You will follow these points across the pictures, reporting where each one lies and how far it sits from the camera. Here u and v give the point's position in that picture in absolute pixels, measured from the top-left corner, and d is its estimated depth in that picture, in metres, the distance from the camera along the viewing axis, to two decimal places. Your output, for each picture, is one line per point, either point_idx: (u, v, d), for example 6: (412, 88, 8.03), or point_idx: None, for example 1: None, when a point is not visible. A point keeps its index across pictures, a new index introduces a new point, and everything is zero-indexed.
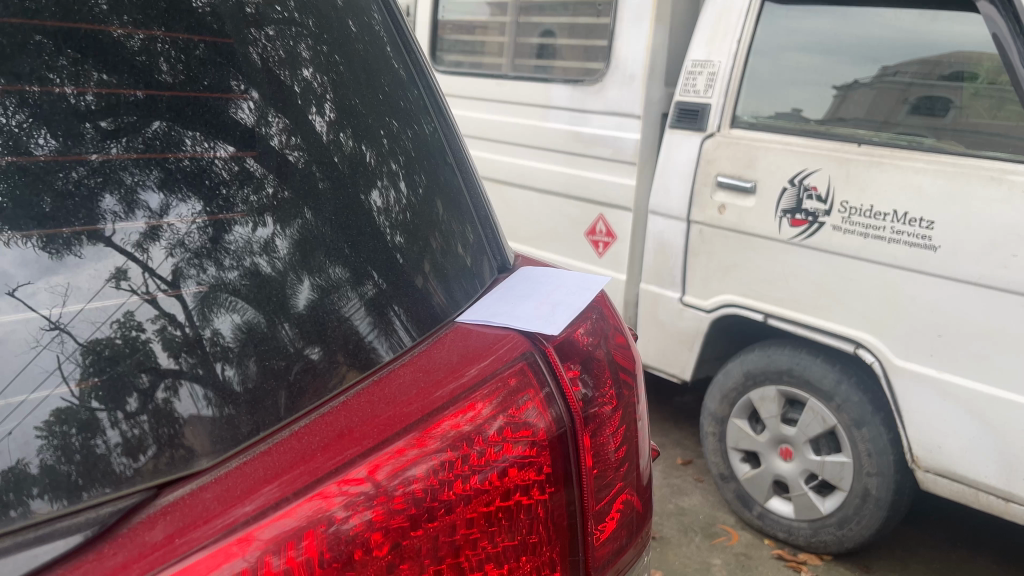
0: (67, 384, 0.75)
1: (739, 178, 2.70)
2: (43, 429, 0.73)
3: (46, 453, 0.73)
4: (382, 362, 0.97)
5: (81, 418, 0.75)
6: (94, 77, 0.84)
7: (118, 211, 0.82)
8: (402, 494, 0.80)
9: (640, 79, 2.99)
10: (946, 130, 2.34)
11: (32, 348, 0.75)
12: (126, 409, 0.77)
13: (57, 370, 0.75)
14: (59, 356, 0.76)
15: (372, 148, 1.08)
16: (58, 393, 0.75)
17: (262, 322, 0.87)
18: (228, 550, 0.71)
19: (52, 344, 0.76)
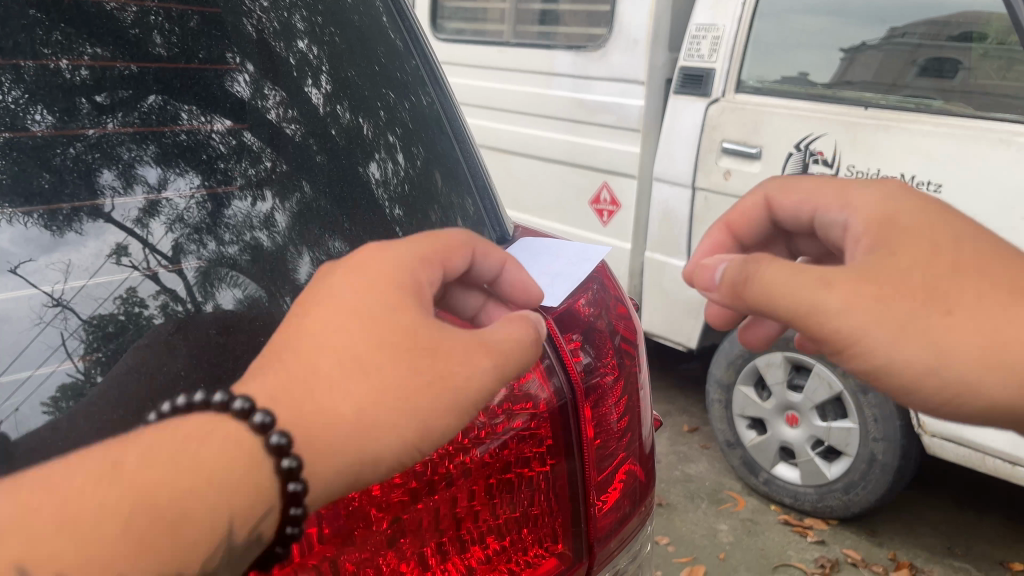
0: (73, 359, 0.76)
1: (745, 144, 2.54)
2: (50, 405, 0.74)
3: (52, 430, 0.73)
4: None
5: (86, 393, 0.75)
6: (87, 52, 0.88)
7: (117, 186, 0.85)
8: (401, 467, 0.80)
9: (643, 44, 2.83)
10: (955, 92, 2.22)
11: (36, 325, 0.76)
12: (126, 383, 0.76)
13: (61, 346, 0.76)
14: (64, 332, 0.77)
15: (369, 119, 1.11)
16: (65, 368, 0.76)
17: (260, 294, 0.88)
18: None
19: (55, 321, 0.77)
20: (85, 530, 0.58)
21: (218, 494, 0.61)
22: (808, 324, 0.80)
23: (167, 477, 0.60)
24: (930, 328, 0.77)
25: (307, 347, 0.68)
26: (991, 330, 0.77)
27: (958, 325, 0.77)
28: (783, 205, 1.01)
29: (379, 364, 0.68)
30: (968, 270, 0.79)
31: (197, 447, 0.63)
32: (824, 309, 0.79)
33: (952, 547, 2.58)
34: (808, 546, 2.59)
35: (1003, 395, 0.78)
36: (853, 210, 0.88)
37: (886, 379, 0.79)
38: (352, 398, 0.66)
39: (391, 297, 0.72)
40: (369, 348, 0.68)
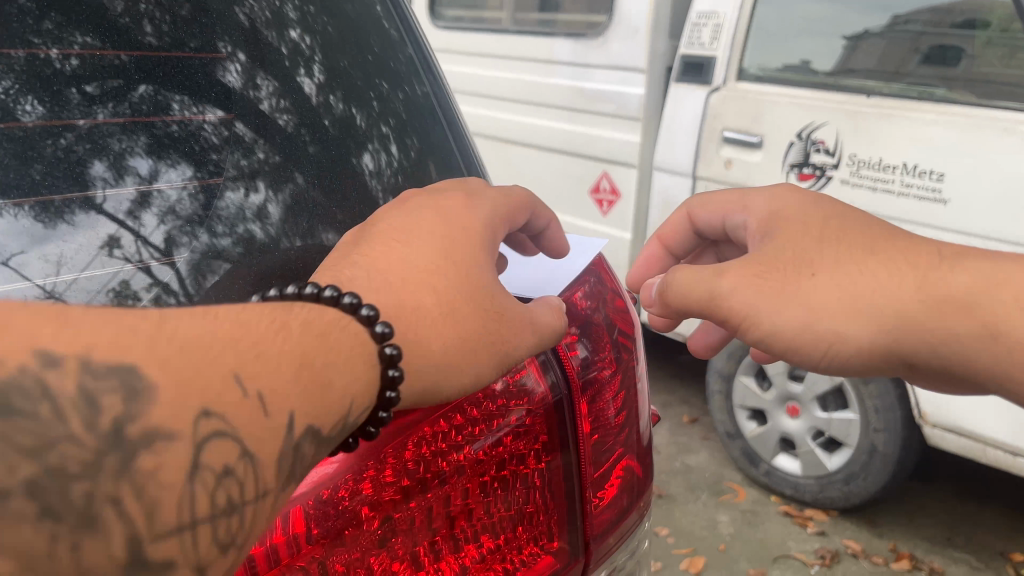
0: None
1: (746, 133, 2.51)
2: None
3: None
4: None
5: None
6: (78, 40, 0.86)
7: (108, 177, 0.84)
8: (392, 465, 0.79)
9: (644, 32, 2.77)
10: (958, 80, 2.15)
11: None
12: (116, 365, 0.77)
13: None
14: None
15: (363, 111, 1.10)
16: None
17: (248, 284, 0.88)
18: None
19: None
20: (271, 365, 0.64)
21: (347, 377, 0.70)
22: (708, 310, 0.96)
23: (322, 346, 0.69)
24: (797, 293, 0.91)
25: (403, 279, 0.80)
26: (848, 287, 0.90)
27: (820, 285, 0.91)
28: (707, 217, 1.14)
29: (465, 309, 0.81)
30: (829, 243, 0.94)
31: (334, 332, 0.71)
32: (718, 294, 0.94)
33: (953, 537, 2.57)
34: (808, 537, 2.59)
35: (870, 341, 0.90)
36: (752, 214, 1.04)
37: (770, 343, 0.93)
38: (442, 339, 0.79)
39: (474, 251, 0.86)
40: (458, 294, 0.81)
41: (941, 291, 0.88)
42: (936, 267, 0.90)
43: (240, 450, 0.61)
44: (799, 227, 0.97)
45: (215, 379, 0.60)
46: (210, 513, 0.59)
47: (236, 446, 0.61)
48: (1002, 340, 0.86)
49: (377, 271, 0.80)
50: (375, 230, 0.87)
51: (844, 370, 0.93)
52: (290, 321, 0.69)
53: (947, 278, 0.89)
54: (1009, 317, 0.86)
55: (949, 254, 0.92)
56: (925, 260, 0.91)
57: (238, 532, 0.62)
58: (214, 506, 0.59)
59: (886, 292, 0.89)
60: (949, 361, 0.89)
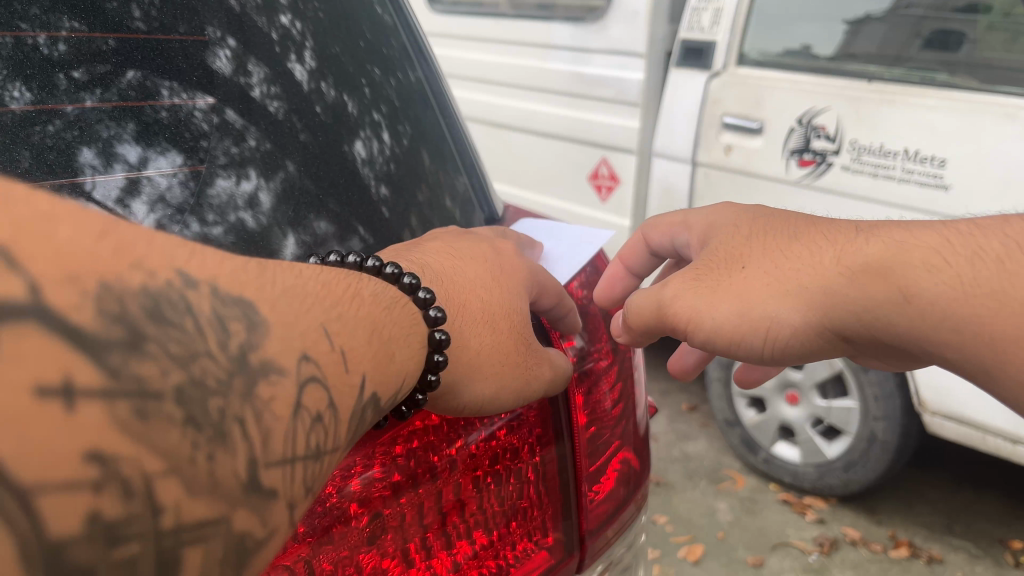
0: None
1: (746, 118, 2.48)
2: None
3: None
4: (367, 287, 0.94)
5: None
6: (65, 25, 0.85)
7: (97, 165, 0.82)
8: (385, 459, 0.78)
9: (643, 17, 2.70)
10: (959, 65, 2.10)
11: None
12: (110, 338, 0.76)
13: None
14: None
15: (354, 97, 1.09)
16: None
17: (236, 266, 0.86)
18: None
19: None
20: (348, 329, 0.68)
21: (403, 354, 0.74)
22: (653, 317, 0.95)
23: (385, 320, 0.74)
24: (726, 286, 0.89)
25: (455, 287, 0.87)
26: (772, 274, 0.87)
27: (748, 273, 0.88)
28: (656, 238, 1.05)
29: (505, 326, 0.87)
30: (760, 236, 0.91)
31: (396, 308, 0.76)
32: (659, 300, 0.94)
33: (952, 524, 2.56)
34: (806, 525, 2.58)
35: (803, 321, 0.84)
36: (691, 229, 1.00)
37: (711, 339, 0.90)
38: (479, 350, 0.84)
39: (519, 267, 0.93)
40: (502, 308, 0.87)
41: (858, 260, 0.82)
42: (854, 238, 0.85)
43: (328, 400, 0.63)
44: (729, 227, 0.95)
45: (310, 331, 0.63)
46: (305, 451, 0.59)
47: (325, 395, 0.62)
48: (918, 302, 0.77)
49: (432, 273, 0.86)
50: (427, 245, 0.93)
51: (803, 354, 0.88)
52: (363, 290, 0.74)
53: (863, 244, 0.83)
54: (921, 274, 0.78)
55: (869, 226, 0.86)
56: (844, 234, 0.86)
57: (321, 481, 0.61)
58: (308, 446, 0.60)
59: (809, 268, 0.85)
60: (880, 332, 0.81)
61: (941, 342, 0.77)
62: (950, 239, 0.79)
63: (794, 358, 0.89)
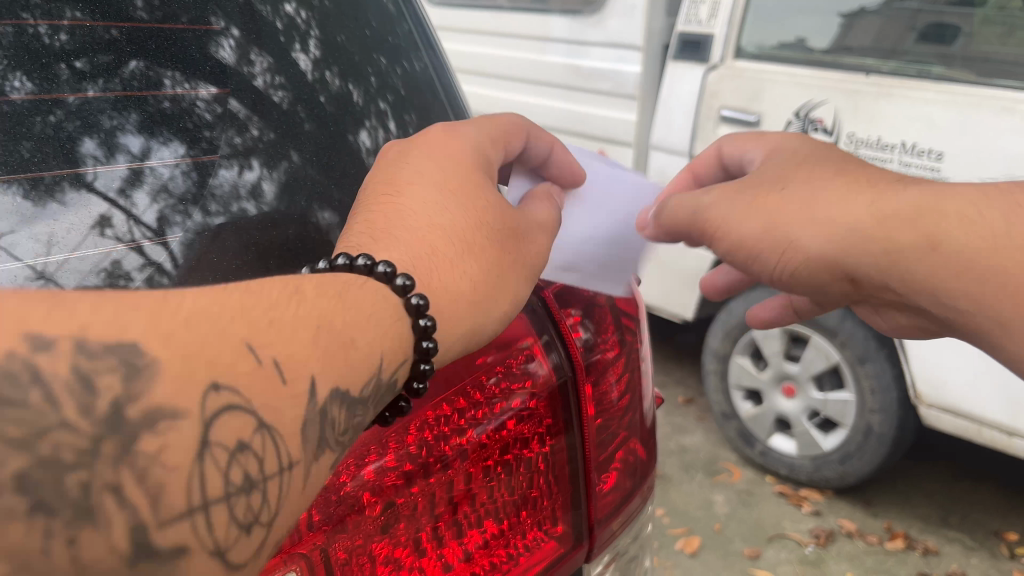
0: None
1: (744, 111, 2.46)
2: None
3: None
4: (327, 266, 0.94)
5: None
6: (68, 15, 0.86)
7: (99, 155, 0.83)
8: (396, 448, 0.79)
9: (640, 10, 2.69)
10: (955, 58, 2.10)
11: None
12: None
13: None
14: None
15: (360, 87, 1.09)
16: None
17: (248, 273, 0.86)
18: None
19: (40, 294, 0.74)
20: (285, 334, 0.63)
21: (368, 336, 0.71)
22: (690, 224, 1.00)
23: (340, 311, 0.70)
24: (770, 198, 0.94)
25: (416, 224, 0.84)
26: (815, 193, 0.92)
27: (788, 198, 0.93)
28: (727, 152, 1.10)
29: (479, 244, 0.84)
30: (801, 164, 0.95)
31: (350, 294, 0.72)
32: (701, 205, 0.98)
33: (947, 516, 2.58)
34: (803, 518, 2.59)
35: (821, 248, 0.91)
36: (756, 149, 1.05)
37: (738, 251, 0.97)
38: (470, 276, 0.82)
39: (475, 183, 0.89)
40: (468, 226, 0.85)
41: (894, 207, 0.89)
42: (892, 184, 0.91)
43: (256, 423, 0.59)
44: (791, 149, 0.99)
45: (224, 353, 0.58)
46: (224, 491, 0.56)
47: (251, 419, 0.59)
48: (945, 252, 0.87)
49: (381, 230, 0.83)
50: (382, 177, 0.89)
51: (796, 279, 0.96)
52: (303, 286, 0.69)
53: (901, 192, 0.90)
54: (954, 226, 0.87)
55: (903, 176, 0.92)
56: (883, 180, 0.91)
57: (262, 509, 0.60)
58: (227, 483, 0.57)
59: (845, 205, 0.90)
60: (892, 278, 0.91)
61: (947, 293, 0.88)
62: (986, 196, 0.88)
63: (790, 283, 0.97)
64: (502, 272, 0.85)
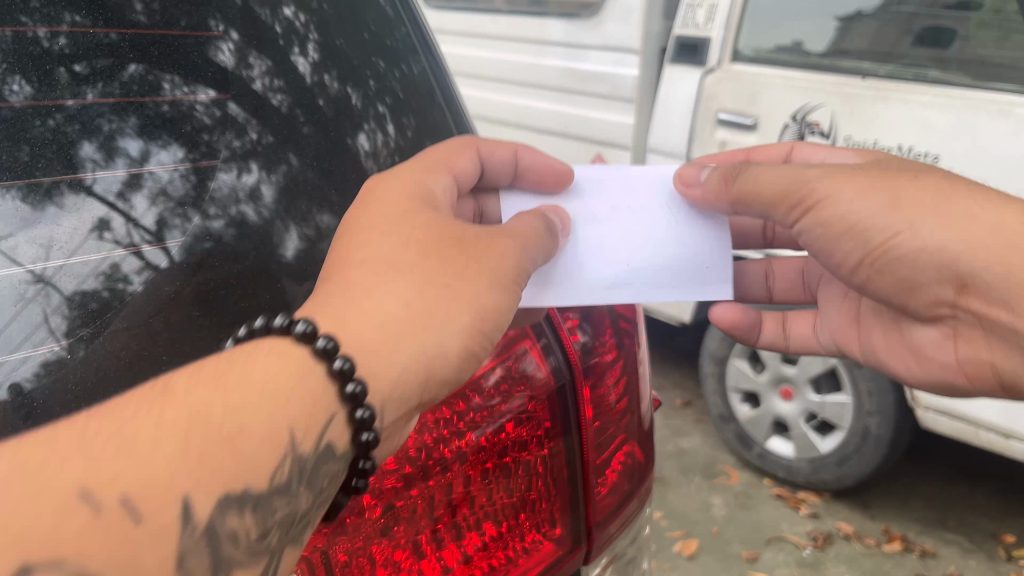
0: (56, 338, 0.77)
1: (741, 114, 2.47)
2: (34, 382, 0.75)
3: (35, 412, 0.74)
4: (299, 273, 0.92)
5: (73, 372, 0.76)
6: (67, 19, 0.86)
7: (98, 159, 0.83)
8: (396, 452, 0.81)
9: (638, 13, 2.68)
10: (952, 62, 2.09)
11: (18, 303, 0.76)
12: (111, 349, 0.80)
13: (44, 323, 0.77)
14: (46, 309, 0.77)
15: (358, 90, 1.09)
16: (48, 348, 0.76)
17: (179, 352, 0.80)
18: None
19: (38, 297, 0.77)
20: (143, 457, 0.63)
21: (278, 407, 0.70)
22: (788, 189, 1.04)
23: (229, 390, 0.68)
24: (891, 185, 1.00)
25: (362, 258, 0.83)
26: (941, 187, 0.99)
27: (916, 189, 0.99)
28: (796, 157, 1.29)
29: (410, 262, 0.82)
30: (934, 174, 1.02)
31: (241, 369, 0.70)
32: (808, 179, 1.03)
33: (945, 519, 2.58)
34: (800, 520, 2.60)
35: (945, 242, 0.96)
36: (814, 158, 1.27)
37: (836, 225, 1.02)
38: (400, 297, 0.79)
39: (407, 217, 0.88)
40: (405, 254, 0.83)
41: None
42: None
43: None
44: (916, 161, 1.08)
45: (58, 510, 0.59)
46: None
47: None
48: None
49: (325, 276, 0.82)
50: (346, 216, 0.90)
51: (895, 272, 1.01)
52: (173, 386, 0.68)
53: None
54: None
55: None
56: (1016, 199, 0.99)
57: None
58: None
59: (984, 206, 0.97)
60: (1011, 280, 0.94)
61: None
62: None
63: (887, 275, 1.03)
64: (445, 279, 0.82)
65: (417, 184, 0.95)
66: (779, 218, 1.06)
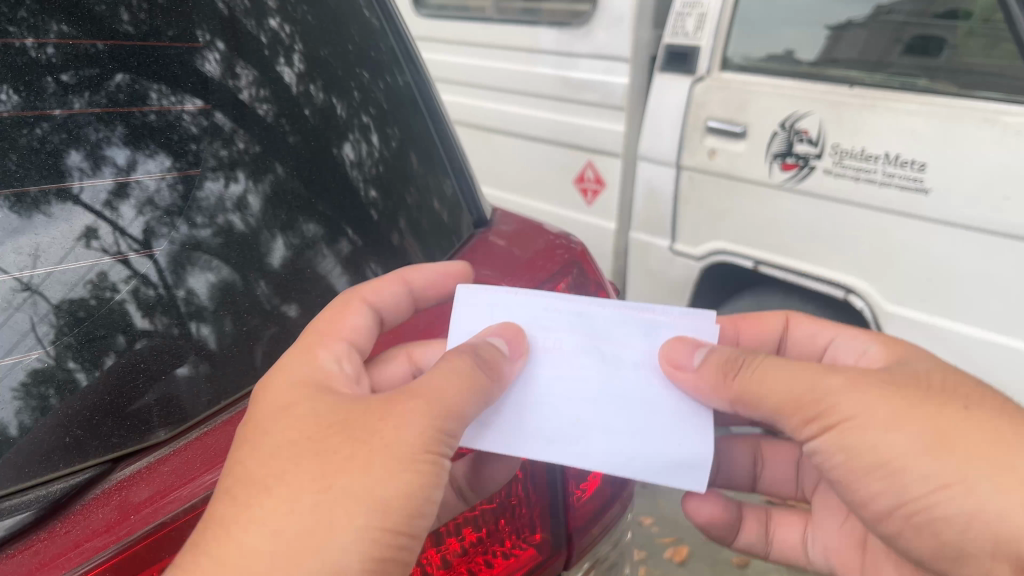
0: (43, 345, 0.81)
1: (730, 122, 2.47)
2: (20, 390, 0.80)
3: (24, 414, 0.80)
4: (288, 317, 1.01)
5: (58, 378, 0.82)
6: (53, 28, 0.85)
7: (85, 167, 0.84)
8: None
9: (629, 21, 2.66)
10: (940, 70, 2.12)
11: (5, 311, 0.79)
12: (103, 367, 0.84)
13: (31, 331, 0.80)
14: (33, 317, 0.80)
15: (343, 100, 1.11)
16: (34, 355, 0.81)
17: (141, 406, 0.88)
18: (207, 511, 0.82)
19: (25, 306, 0.80)
20: None
21: None
22: (801, 400, 0.99)
23: None
24: (936, 418, 0.94)
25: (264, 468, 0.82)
26: (995, 426, 0.93)
27: (967, 426, 0.93)
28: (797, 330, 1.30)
29: (299, 470, 0.81)
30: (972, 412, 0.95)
31: None
32: (827, 393, 0.98)
33: None
34: None
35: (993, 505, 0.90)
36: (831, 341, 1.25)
37: (862, 454, 0.97)
38: (276, 520, 0.77)
39: (301, 420, 0.87)
40: (297, 463, 0.82)
41: None
42: None
43: None
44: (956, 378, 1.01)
45: None
46: None
47: None
48: None
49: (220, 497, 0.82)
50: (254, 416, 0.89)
51: (937, 532, 0.95)
52: None
53: None
54: None
55: None
56: None
57: None
58: None
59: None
60: None
61: None
62: None
63: (927, 533, 0.97)
64: (328, 477, 0.80)
65: (314, 373, 0.93)
66: (789, 427, 1.01)
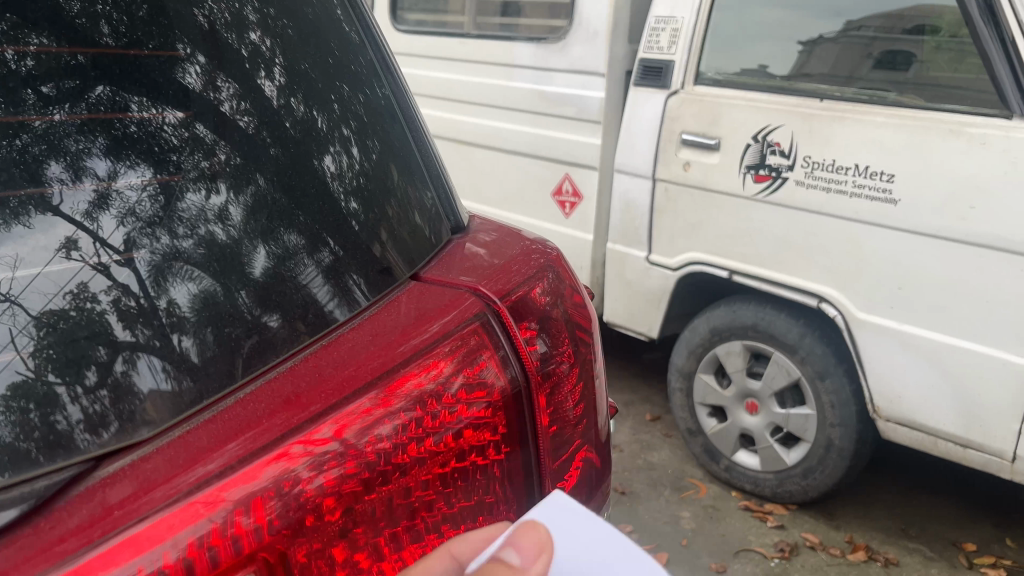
0: (22, 355, 0.81)
1: (704, 135, 2.52)
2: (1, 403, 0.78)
3: (4, 429, 0.78)
4: (271, 328, 0.97)
5: (39, 392, 0.80)
6: (33, 41, 0.88)
7: (65, 178, 0.87)
8: (370, 450, 0.88)
9: (603, 36, 2.76)
10: (908, 84, 2.18)
11: None
12: (85, 383, 0.82)
13: (11, 343, 0.80)
14: (13, 328, 0.81)
15: (323, 113, 1.13)
16: (14, 366, 0.80)
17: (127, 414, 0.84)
18: (195, 509, 0.77)
19: (5, 316, 0.81)
20: None
21: None
22: None
23: None
24: None
25: None
26: None
27: None
28: None
29: None
30: None
31: None
32: None
33: (907, 528, 2.64)
34: (767, 531, 2.63)
35: None
36: None
37: None
38: None
39: None
40: None
41: None
42: None
43: None
44: None
45: None
46: None
47: None
48: None
49: None
50: None
51: None
52: None
53: None
54: None
55: None
56: None
57: None
58: None
59: None
60: None
61: None
62: None
63: None
64: None
65: None
66: None
